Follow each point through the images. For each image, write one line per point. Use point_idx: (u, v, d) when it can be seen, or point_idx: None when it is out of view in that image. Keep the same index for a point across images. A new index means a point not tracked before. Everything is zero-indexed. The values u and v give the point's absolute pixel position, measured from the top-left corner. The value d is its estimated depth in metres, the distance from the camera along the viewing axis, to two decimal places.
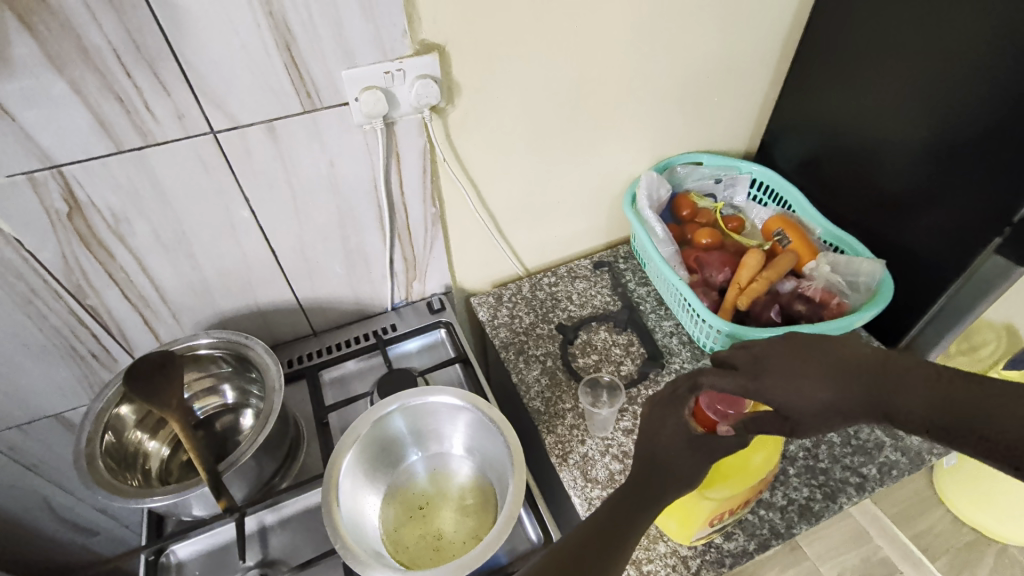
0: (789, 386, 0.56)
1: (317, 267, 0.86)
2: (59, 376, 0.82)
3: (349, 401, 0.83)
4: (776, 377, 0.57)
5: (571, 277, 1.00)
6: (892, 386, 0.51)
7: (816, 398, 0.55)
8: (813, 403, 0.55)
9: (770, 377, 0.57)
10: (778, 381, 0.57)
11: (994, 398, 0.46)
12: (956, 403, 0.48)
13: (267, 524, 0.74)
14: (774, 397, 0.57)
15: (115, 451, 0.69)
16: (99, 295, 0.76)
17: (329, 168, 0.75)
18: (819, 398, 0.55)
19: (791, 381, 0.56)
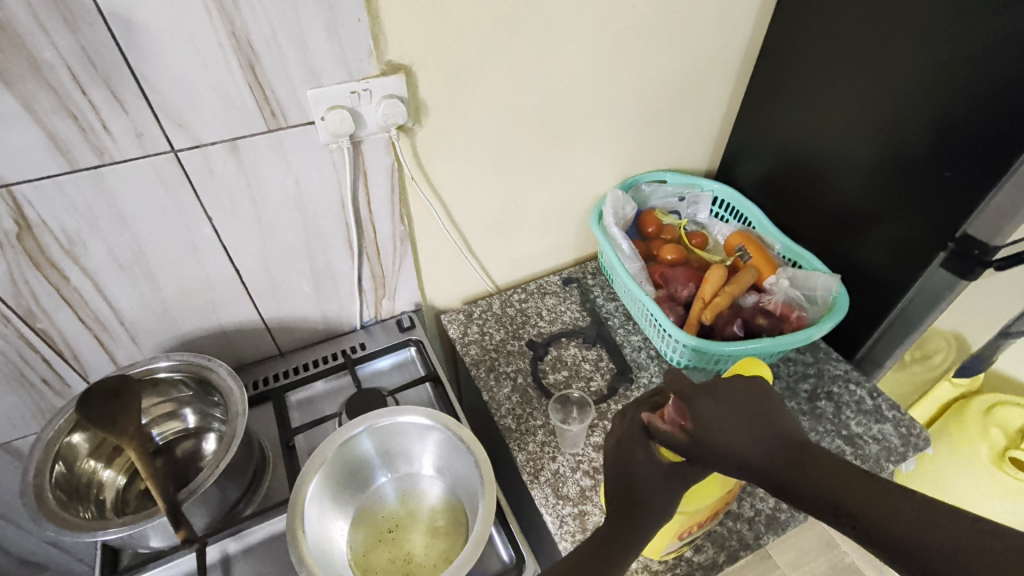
0: (718, 419, 0.57)
1: (283, 286, 0.84)
2: (8, 403, 0.79)
3: (317, 422, 0.81)
4: (712, 403, 0.58)
5: (540, 294, 1.00)
6: (801, 466, 0.52)
7: (736, 440, 0.55)
8: (738, 452, 0.55)
9: (707, 405, 0.58)
10: (711, 407, 0.58)
11: (893, 500, 0.46)
12: (855, 488, 0.48)
13: (230, 552, 0.72)
14: (702, 418, 0.58)
15: (67, 481, 0.66)
16: (51, 318, 0.73)
17: (294, 186, 0.74)
18: (737, 442, 0.55)
19: (722, 434, 0.56)
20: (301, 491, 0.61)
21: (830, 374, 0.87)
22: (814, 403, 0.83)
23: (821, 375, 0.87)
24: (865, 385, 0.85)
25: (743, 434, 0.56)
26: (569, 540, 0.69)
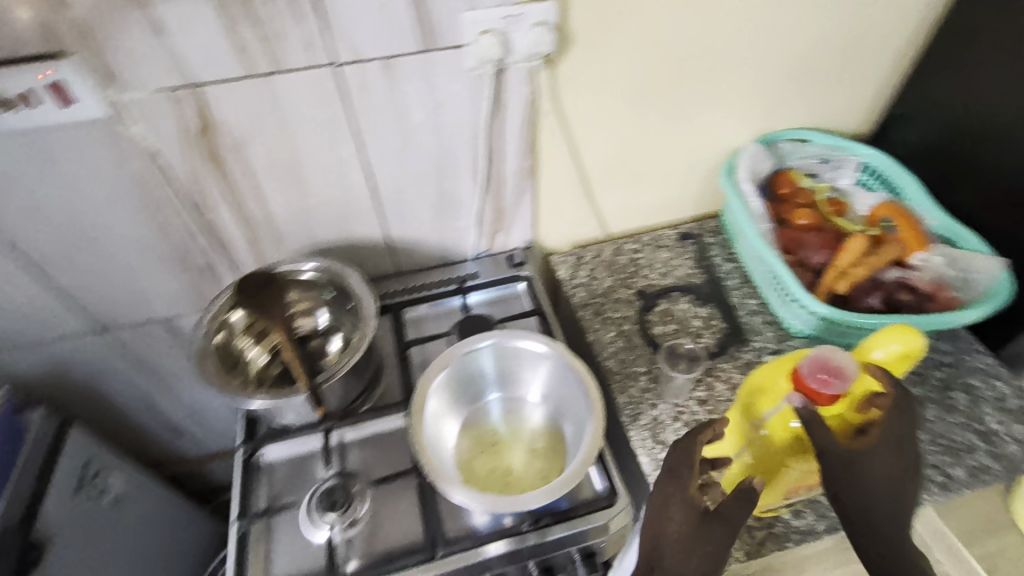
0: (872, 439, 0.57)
1: (411, 208, 0.89)
2: (175, 283, 0.91)
3: (429, 339, 0.87)
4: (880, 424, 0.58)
5: (654, 246, 0.98)
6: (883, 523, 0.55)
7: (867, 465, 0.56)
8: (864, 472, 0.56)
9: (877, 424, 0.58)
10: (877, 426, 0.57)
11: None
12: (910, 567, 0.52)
13: (348, 440, 0.80)
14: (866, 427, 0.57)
15: (226, 352, 0.77)
16: (216, 213, 0.82)
17: (435, 110, 0.76)
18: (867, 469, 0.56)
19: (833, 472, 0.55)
20: (425, 393, 0.67)
21: (971, 366, 0.79)
22: (947, 393, 0.77)
23: (959, 365, 0.80)
24: (1011, 383, 0.77)
25: (839, 474, 0.55)
26: None
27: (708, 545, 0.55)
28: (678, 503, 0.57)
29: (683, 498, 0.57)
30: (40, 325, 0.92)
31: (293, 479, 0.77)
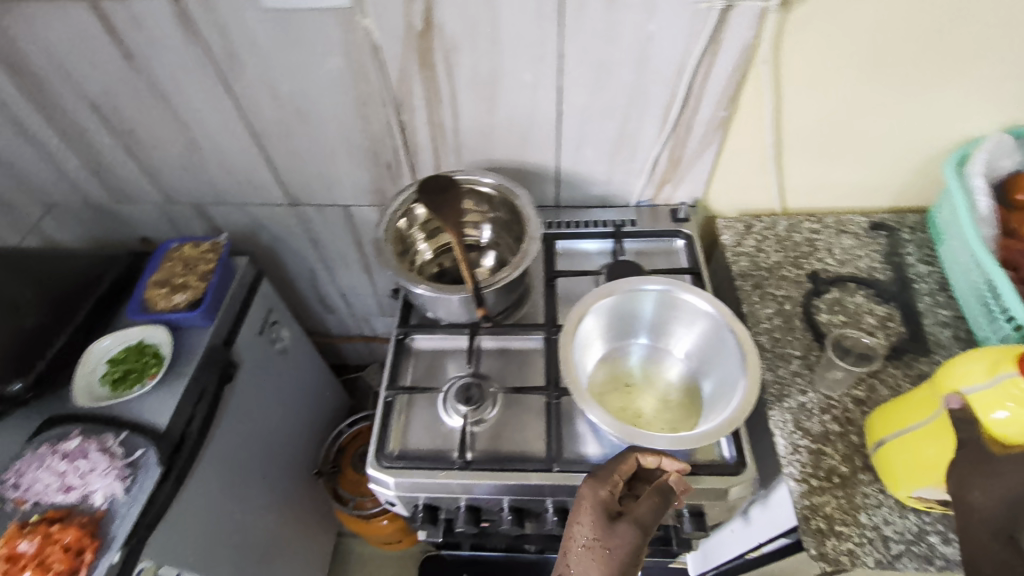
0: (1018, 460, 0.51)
1: (589, 141, 0.88)
2: (362, 173, 1.00)
3: (579, 274, 0.89)
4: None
5: (837, 230, 0.90)
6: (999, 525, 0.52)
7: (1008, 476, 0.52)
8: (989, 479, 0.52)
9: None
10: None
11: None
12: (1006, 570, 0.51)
13: (488, 347, 0.87)
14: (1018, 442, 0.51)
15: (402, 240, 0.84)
16: (412, 114, 0.88)
17: (646, 41, 0.74)
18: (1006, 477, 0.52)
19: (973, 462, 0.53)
20: (580, 315, 0.69)
21: None
22: None
23: None
24: None
25: (971, 466, 0.53)
26: (797, 468, 0.67)
27: (607, 550, 0.57)
28: (589, 508, 0.60)
29: (596, 501, 0.60)
30: (249, 186, 1.06)
31: (435, 368, 0.85)
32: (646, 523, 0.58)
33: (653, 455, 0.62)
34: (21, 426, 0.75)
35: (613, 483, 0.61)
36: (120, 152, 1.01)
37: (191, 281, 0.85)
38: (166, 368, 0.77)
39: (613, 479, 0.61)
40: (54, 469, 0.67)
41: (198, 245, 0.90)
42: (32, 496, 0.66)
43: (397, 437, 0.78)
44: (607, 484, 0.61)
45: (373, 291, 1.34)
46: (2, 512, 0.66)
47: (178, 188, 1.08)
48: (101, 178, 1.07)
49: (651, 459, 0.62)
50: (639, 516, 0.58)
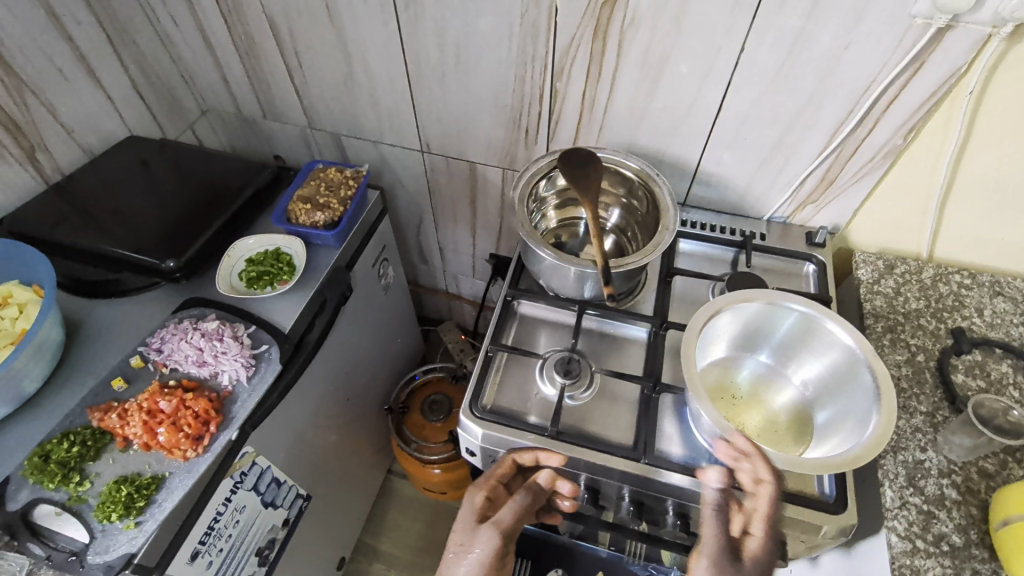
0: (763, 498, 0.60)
1: (742, 143, 0.85)
2: (498, 134, 1.01)
3: (699, 276, 0.87)
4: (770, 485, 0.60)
5: (991, 290, 0.83)
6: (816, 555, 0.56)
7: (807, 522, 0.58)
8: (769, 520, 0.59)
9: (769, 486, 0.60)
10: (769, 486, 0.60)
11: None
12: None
13: (591, 327, 0.87)
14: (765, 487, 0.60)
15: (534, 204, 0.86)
16: (567, 85, 0.87)
17: (842, 49, 0.70)
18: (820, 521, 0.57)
19: None
20: (715, 310, 0.68)
21: None
22: None
23: None
24: None
25: None
26: (902, 524, 0.64)
27: (473, 550, 0.67)
28: (465, 515, 0.72)
29: (472, 507, 0.72)
30: (388, 127, 1.09)
31: (536, 335, 0.87)
32: (506, 523, 0.69)
33: (529, 453, 0.73)
34: (165, 301, 0.83)
35: (487, 489, 0.73)
36: (280, 71, 1.06)
37: (332, 204, 0.88)
38: (296, 277, 0.83)
39: (488, 484, 0.72)
40: (194, 343, 0.74)
41: (342, 171, 0.94)
42: (172, 362, 0.73)
43: (491, 392, 0.80)
44: (483, 489, 0.72)
45: (471, 252, 1.36)
46: (146, 370, 0.73)
47: (322, 116, 1.13)
48: (256, 92, 1.13)
49: (526, 458, 0.73)
50: (501, 516, 0.69)
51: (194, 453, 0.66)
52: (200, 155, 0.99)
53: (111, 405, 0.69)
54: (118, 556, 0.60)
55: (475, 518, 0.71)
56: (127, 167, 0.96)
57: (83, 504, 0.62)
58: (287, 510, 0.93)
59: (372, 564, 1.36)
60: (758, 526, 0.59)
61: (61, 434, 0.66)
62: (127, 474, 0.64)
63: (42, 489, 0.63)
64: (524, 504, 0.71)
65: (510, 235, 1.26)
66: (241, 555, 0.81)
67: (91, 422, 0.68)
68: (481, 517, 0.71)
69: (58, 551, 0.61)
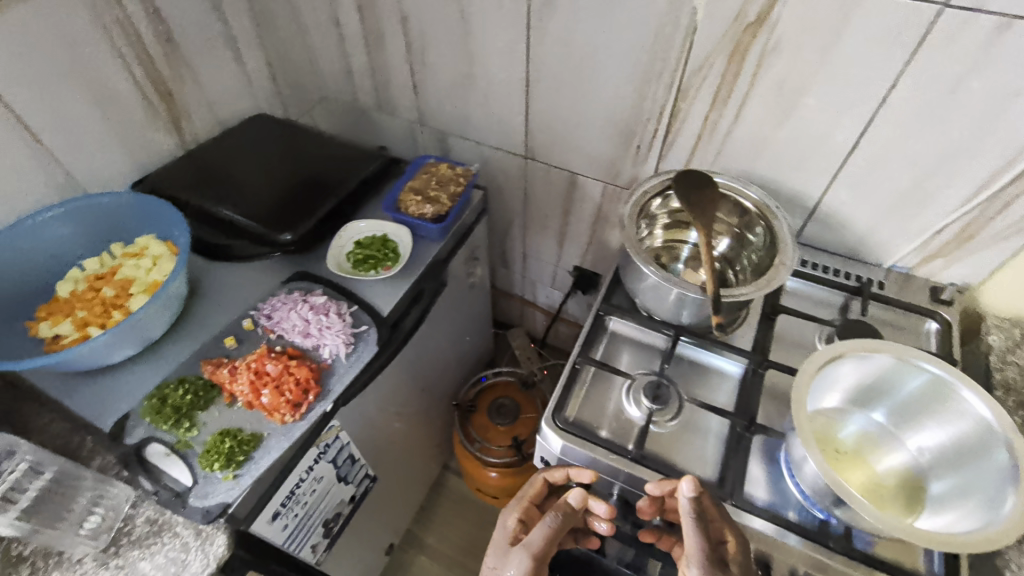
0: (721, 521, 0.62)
1: (873, 185, 0.80)
2: (607, 148, 1.00)
3: (809, 318, 0.82)
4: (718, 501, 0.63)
5: None
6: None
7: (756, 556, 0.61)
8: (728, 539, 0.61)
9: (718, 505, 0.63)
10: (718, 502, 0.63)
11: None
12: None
13: (685, 355, 0.84)
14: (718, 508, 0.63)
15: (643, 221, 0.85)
16: (690, 105, 0.86)
17: (1012, 97, 0.64)
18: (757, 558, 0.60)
19: None
20: (834, 355, 0.64)
21: None
22: None
23: None
24: None
25: None
26: None
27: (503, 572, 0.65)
28: (497, 539, 0.73)
29: (505, 531, 0.74)
30: (496, 130, 1.11)
31: (626, 355, 0.85)
32: (536, 545, 0.66)
33: (560, 469, 0.75)
34: (276, 270, 0.87)
35: (522, 511, 0.76)
36: (402, 67, 1.10)
37: (441, 199, 0.89)
38: (400, 264, 0.85)
39: (522, 505, 0.76)
40: (301, 315, 0.78)
41: (453, 168, 0.95)
42: (279, 330, 0.77)
43: (574, 403, 0.79)
44: (516, 510, 0.76)
45: (554, 262, 1.36)
46: (255, 333, 0.78)
47: (433, 114, 1.16)
48: (375, 86, 1.18)
49: (557, 475, 0.75)
50: (533, 539, 0.67)
51: (292, 418, 0.70)
52: (322, 137, 1.04)
53: (223, 361, 0.74)
54: (216, 503, 0.64)
55: (509, 540, 0.72)
56: (254, 141, 1.03)
57: (190, 450, 0.67)
58: (355, 488, 0.95)
59: (417, 557, 1.37)
60: (728, 531, 0.61)
61: (177, 380, 0.72)
62: (230, 427, 0.69)
63: (157, 428, 0.68)
64: (554, 525, 0.67)
65: (598, 250, 1.24)
66: (311, 524, 0.84)
67: (204, 373, 0.73)
68: (514, 538, 0.72)
69: (163, 487, 0.66)
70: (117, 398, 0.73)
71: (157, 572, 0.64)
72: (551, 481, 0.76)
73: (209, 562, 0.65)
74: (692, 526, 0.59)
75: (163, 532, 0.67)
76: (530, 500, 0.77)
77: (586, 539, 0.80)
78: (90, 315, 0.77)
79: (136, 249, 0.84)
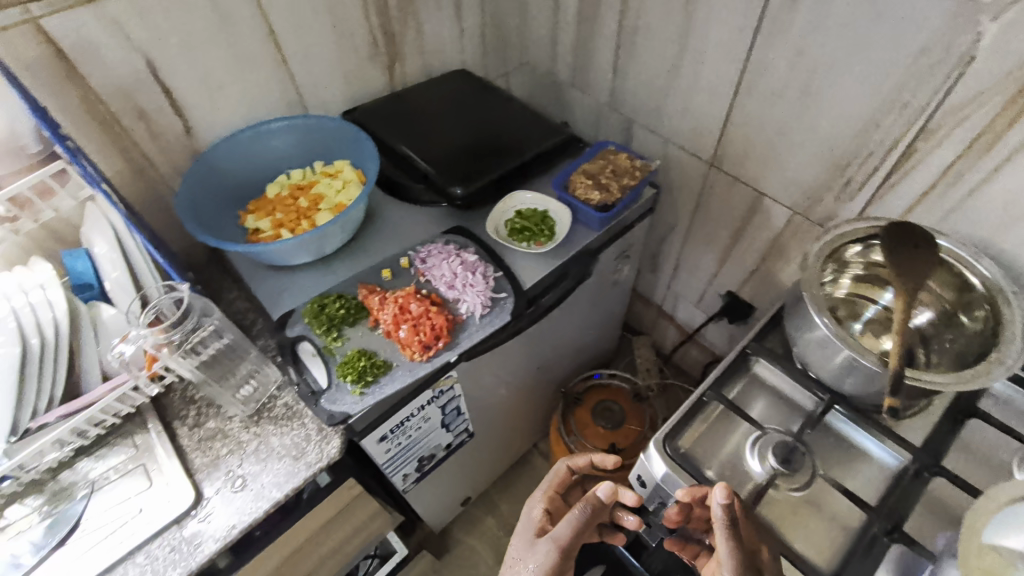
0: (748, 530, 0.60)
1: None
2: (808, 175, 0.90)
3: (1014, 433, 0.67)
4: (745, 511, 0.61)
5: None
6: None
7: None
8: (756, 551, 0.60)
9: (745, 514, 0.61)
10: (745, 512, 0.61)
11: None
12: None
13: (833, 426, 0.74)
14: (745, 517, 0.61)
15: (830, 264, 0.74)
16: (932, 148, 0.73)
17: None
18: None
19: None
20: None
21: None
22: None
23: None
24: None
25: None
26: None
27: (531, 562, 0.65)
28: (522, 531, 0.73)
29: (530, 520, 0.74)
30: (687, 128, 1.04)
31: (762, 405, 0.77)
32: (564, 537, 0.66)
33: (583, 456, 0.82)
34: (440, 219, 0.92)
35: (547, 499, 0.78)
36: (609, 46, 1.07)
37: (611, 188, 0.86)
38: (553, 243, 0.85)
39: (546, 494, 0.77)
40: (452, 267, 0.82)
41: (632, 160, 0.90)
42: (429, 275, 0.82)
43: (690, 434, 0.74)
44: (541, 502, 0.77)
45: (706, 280, 1.27)
46: (408, 272, 0.83)
47: (626, 99, 1.12)
48: (575, 61, 1.17)
49: (580, 460, 0.81)
50: (559, 532, 0.67)
51: (420, 358, 0.74)
52: (514, 103, 1.06)
53: (376, 289, 0.81)
54: (340, 411, 0.71)
55: (534, 530, 0.72)
56: (453, 96, 1.09)
57: (332, 357, 0.75)
58: (452, 438, 0.99)
59: (485, 517, 1.42)
60: (757, 539, 0.60)
61: (337, 294, 0.80)
62: (368, 349, 0.75)
63: (311, 330, 0.77)
64: (583, 517, 0.67)
65: (759, 281, 1.13)
66: (408, 455, 0.90)
67: (358, 295, 0.80)
68: (541, 529, 0.72)
69: (304, 382, 0.74)
70: (288, 293, 0.84)
71: (281, 451, 0.74)
72: (572, 470, 0.82)
73: (323, 458, 0.73)
74: (725, 537, 0.57)
75: (294, 419, 0.77)
76: (554, 490, 0.79)
77: (611, 536, 0.79)
78: (285, 218, 0.89)
79: (334, 170, 0.94)
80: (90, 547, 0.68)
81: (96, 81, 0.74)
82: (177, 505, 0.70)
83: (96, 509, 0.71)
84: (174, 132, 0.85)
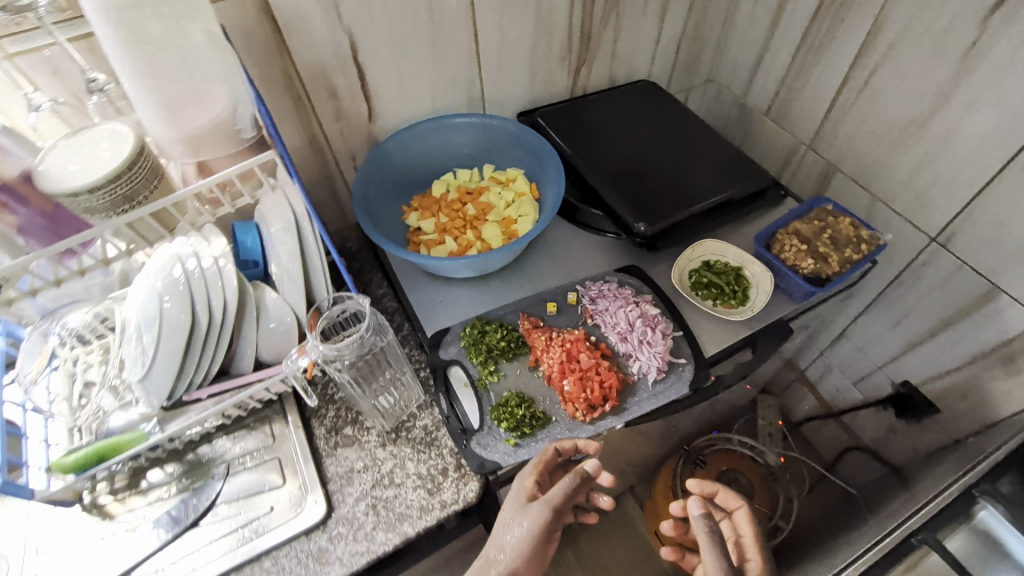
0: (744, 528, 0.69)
1: None
2: None
3: None
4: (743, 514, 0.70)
5: None
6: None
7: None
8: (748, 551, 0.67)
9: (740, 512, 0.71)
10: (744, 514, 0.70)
11: None
12: None
13: None
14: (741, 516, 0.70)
15: None
16: None
17: None
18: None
19: None
20: None
21: None
22: None
23: None
24: None
25: None
26: None
27: (524, 523, 0.59)
28: (511, 501, 0.62)
29: (519, 489, 0.61)
30: (913, 194, 0.87)
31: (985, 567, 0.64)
32: (557, 499, 0.60)
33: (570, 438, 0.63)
34: (610, 253, 0.83)
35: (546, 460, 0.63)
36: (832, 81, 0.91)
37: (831, 258, 0.74)
38: (745, 310, 0.74)
39: (537, 467, 0.62)
40: (628, 316, 0.73)
41: (857, 227, 0.77)
42: (598, 319, 0.74)
43: None
44: (532, 473, 0.62)
45: (877, 362, 1.10)
46: (575, 309, 0.76)
47: (836, 144, 0.96)
48: (779, 90, 1.02)
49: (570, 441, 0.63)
50: (551, 493, 0.60)
51: (582, 418, 0.66)
52: (702, 132, 0.94)
53: (540, 324, 0.74)
54: (491, 459, 0.64)
55: (526, 498, 0.61)
56: (634, 112, 0.98)
57: (486, 394, 0.69)
58: None
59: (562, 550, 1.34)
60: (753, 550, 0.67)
61: (498, 322, 0.74)
62: (526, 394, 0.68)
63: (467, 357, 0.72)
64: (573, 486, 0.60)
65: (957, 383, 0.96)
66: None
67: (519, 326, 0.74)
68: (531, 497, 0.61)
69: (454, 415, 0.67)
70: (445, 308, 0.79)
71: (416, 480, 0.70)
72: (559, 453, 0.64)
73: (458, 499, 0.68)
74: (711, 545, 0.60)
75: (433, 447, 0.72)
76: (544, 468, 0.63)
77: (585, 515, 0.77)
78: (450, 224, 0.83)
79: (505, 178, 0.88)
80: (219, 538, 0.66)
81: (301, 57, 0.70)
82: (306, 518, 0.67)
83: (227, 497, 0.69)
84: (358, 116, 0.81)
